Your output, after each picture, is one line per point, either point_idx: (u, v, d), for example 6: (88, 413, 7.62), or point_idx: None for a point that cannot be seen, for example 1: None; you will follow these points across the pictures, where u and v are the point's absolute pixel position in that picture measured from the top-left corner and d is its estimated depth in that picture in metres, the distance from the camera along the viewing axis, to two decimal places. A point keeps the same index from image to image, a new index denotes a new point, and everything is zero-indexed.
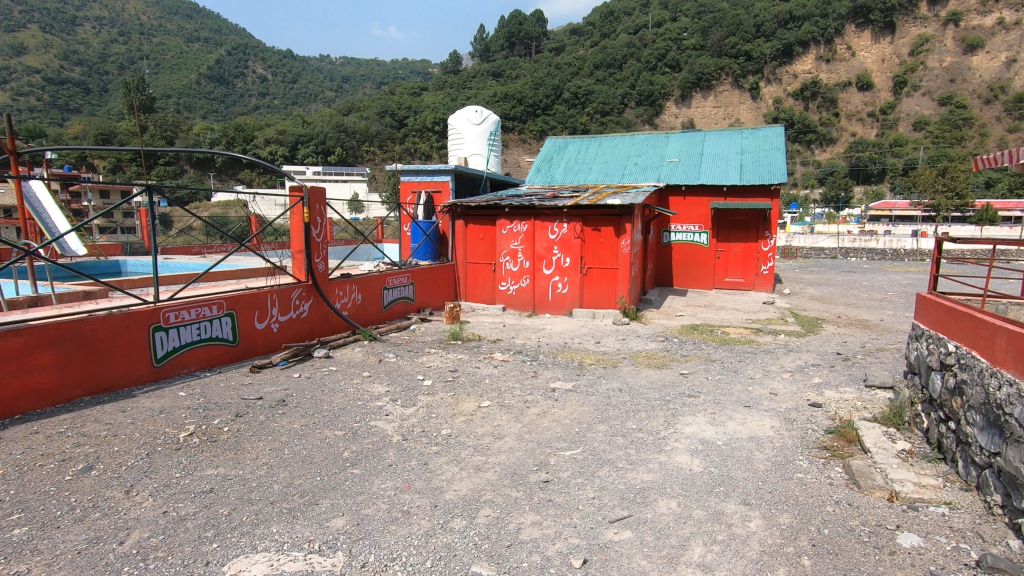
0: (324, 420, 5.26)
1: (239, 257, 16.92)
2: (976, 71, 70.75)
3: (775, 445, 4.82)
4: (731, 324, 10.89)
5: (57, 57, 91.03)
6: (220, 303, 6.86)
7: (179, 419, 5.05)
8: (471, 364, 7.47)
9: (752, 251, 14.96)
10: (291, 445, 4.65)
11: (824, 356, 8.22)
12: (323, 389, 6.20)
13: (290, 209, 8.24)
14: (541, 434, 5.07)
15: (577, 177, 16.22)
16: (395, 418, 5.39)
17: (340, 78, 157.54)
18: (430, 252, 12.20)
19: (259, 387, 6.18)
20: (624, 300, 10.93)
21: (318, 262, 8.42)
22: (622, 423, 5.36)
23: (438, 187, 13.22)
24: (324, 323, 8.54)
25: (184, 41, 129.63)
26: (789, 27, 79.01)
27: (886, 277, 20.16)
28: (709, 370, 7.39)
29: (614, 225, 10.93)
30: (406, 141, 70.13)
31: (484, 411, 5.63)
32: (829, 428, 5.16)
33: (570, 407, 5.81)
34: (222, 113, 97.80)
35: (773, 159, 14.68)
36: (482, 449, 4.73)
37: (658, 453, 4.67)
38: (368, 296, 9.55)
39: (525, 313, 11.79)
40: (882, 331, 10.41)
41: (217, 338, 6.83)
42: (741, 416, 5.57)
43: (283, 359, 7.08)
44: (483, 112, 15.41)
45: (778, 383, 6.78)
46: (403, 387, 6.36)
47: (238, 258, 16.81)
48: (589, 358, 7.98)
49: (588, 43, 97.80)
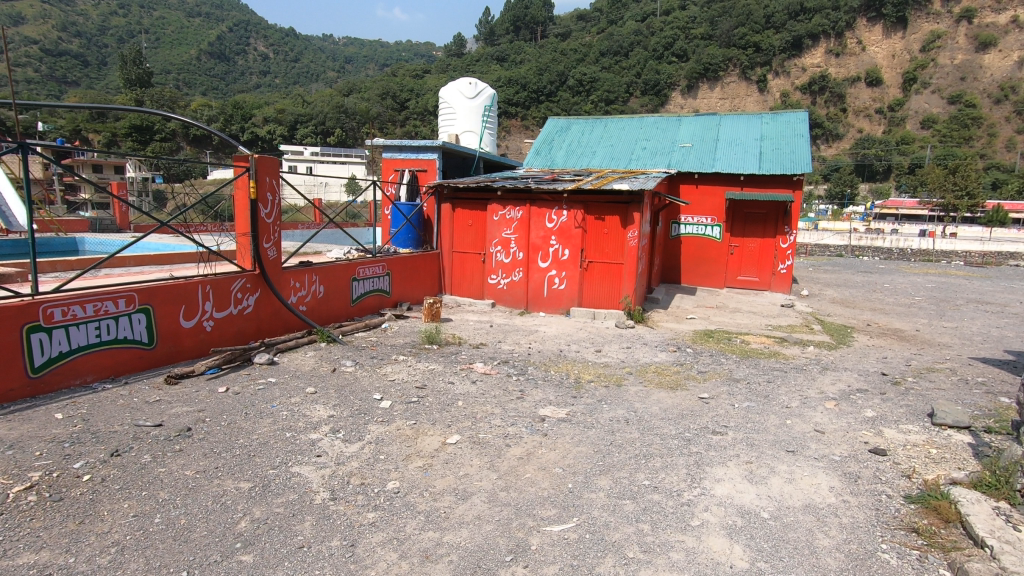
0: (233, 464, 3.88)
1: (175, 238, 15.49)
2: (988, 69, 68.93)
3: (844, 524, 3.50)
4: (750, 331, 9.53)
5: (56, 27, 88.07)
6: (131, 296, 5.47)
7: (25, 461, 3.69)
8: (443, 377, 6.12)
9: (769, 247, 13.56)
10: (164, 510, 3.29)
11: (868, 378, 6.84)
12: (248, 412, 4.86)
13: (234, 182, 6.83)
14: (523, 494, 3.74)
15: (579, 161, 14.80)
16: (328, 463, 4.01)
17: (341, 57, 153.48)
18: (411, 238, 10.75)
19: (167, 407, 4.84)
20: (629, 300, 9.57)
21: (267, 247, 7.04)
22: (630, 475, 4.04)
23: (423, 166, 11.83)
24: (275, 320, 7.19)
25: (185, 17, 127.04)
26: (800, 18, 76.88)
27: (903, 279, 18.87)
28: (735, 395, 6.00)
29: (621, 214, 9.56)
30: (407, 124, 67.52)
31: (450, 452, 4.29)
32: (909, 494, 3.86)
33: (562, 449, 4.46)
34: (222, 90, 95.53)
35: (797, 147, 13.26)
36: (437, 520, 3.38)
37: (683, 533, 3.33)
38: (333, 289, 8.21)
39: (517, 310, 10.44)
40: (923, 345, 9.08)
41: (127, 341, 5.48)
42: (786, 468, 4.24)
43: (212, 367, 5.78)
44: (477, 85, 13.93)
45: (821, 416, 5.43)
46: (353, 411, 5.01)
47: (162, 239, 15.32)
48: (587, 373, 6.61)
49: (595, 30, 95.64)
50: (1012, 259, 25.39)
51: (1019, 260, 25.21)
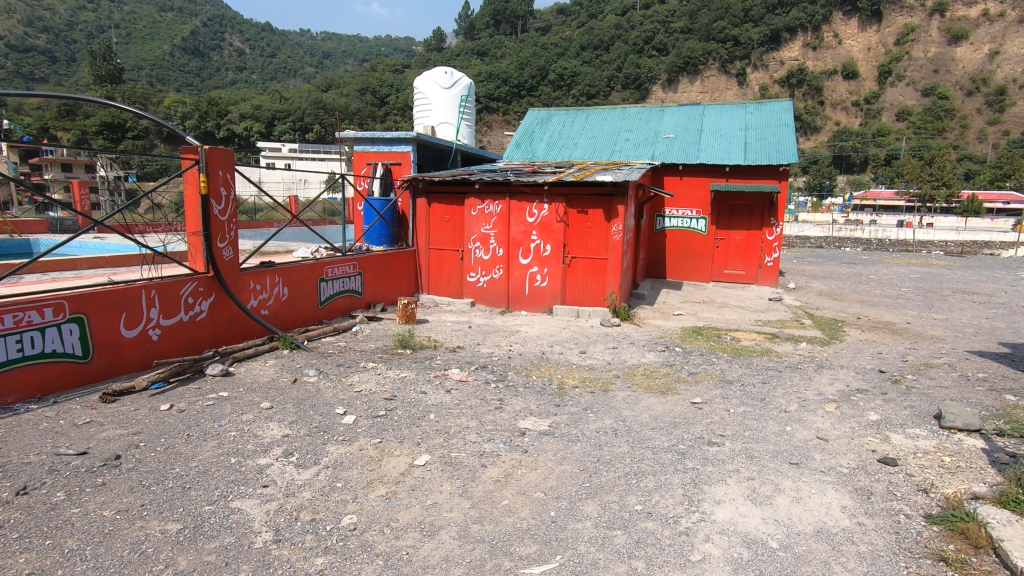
0: (163, 501, 3.35)
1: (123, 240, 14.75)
2: (960, 62, 70.04)
3: (863, 553, 3.08)
4: (740, 328, 9.15)
5: (22, 22, 84.90)
6: (60, 304, 4.88)
7: None
8: (415, 387, 5.60)
9: (756, 240, 13.24)
10: (69, 565, 2.75)
11: (865, 376, 6.49)
12: (191, 434, 4.30)
13: (182, 176, 6.21)
14: (499, 526, 3.26)
15: (561, 153, 14.32)
16: (275, 496, 3.48)
17: (320, 53, 150.97)
18: (384, 235, 10.21)
19: (96, 430, 4.28)
20: (614, 297, 9.17)
21: (222, 247, 6.44)
22: (620, 499, 3.59)
23: (397, 159, 11.28)
24: (232, 326, 6.61)
25: (157, 11, 123.53)
26: (777, 12, 77.18)
27: (888, 270, 18.76)
28: (729, 398, 5.59)
29: (605, 207, 9.12)
30: (387, 119, 66.59)
31: (417, 477, 3.80)
32: (929, 513, 3.47)
33: (545, 469, 3.98)
34: (197, 86, 93.11)
35: (782, 137, 12.94)
36: (396, 566, 2.88)
37: (683, 571, 2.88)
38: (299, 291, 7.65)
39: (497, 309, 9.96)
40: (916, 339, 8.80)
41: (57, 356, 4.90)
42: (792, 485, 3.82)
43: (156, 382, 5.21)
44: (454, 74, 13.34)
45: (822, 422, 5.05)
46: (311, 429, 4.50)
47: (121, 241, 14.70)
48: (571, 379, 6.13)
49: (575, 24, 95.08)
50: (988, 248, 25.56)
51: (994, 249, 25.36)
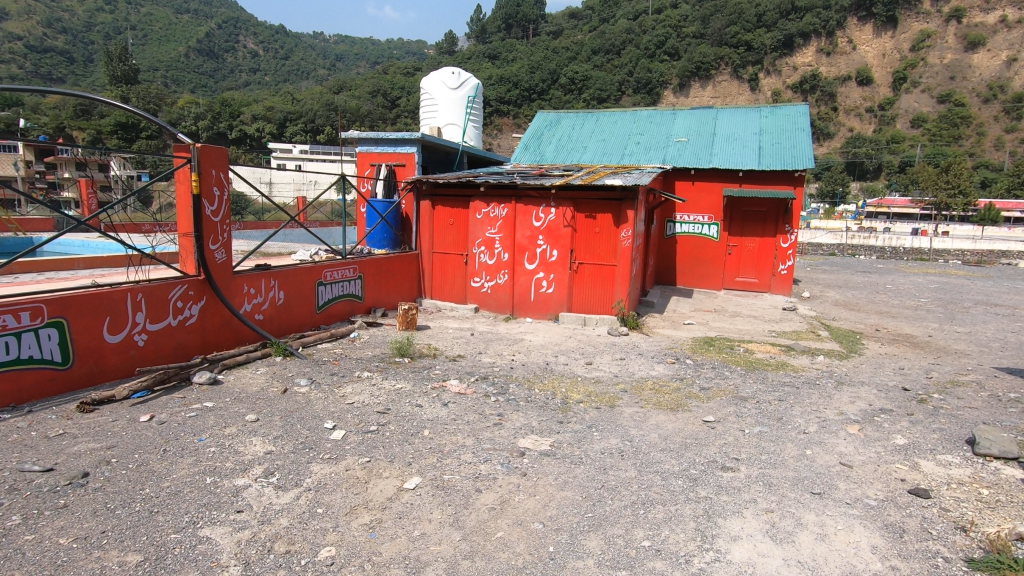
0: (126, 528, 3.07)
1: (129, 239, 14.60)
2: (976, 69, 69.06)
3: None
4: (753, 339, 8.78)
5: (41, 23, 85.87)
6: (38, 308, 4.63)
7: None
8: (410, 400, 5.28)
9: (769, 247, 12.84)
10: None
11: (889, 395, 6.10)
12: (167, 450, 4.02)
13: (173, 175, 5.96)
14: (492, 562, 2.96)
15: (570, 156, 14.03)
16: (249, 523, 3.19)
17: (332, 55, 151.69)
18: (386, 237, 9.89)
19: (69, 442, 4.02)
20: (622, 305, 8.81)
21: (214, 249, 6.20)
22: (626, 533, 3.27)
23: (400, 161, 11.06)
24: (223, 332, 6.35)
25: (174, 13, 124.79)
26: (790, 18, 76.43)
27: (904, 279, 18.28)
28: (743, 417, 5.25)
29: (613, 211, 8.80)
30: (397, 122, 66.76)
31: (406, 503, 3.50)
32: (970, 556, 3.12)
33: (544, 495, 3.67)
34: (210, 87, 93.73)
35: (798, 141, 12.57)
36: None
37: None
38: (295, 295, 7.40)
39: (501, 315, 9.66)
40: (939, 353, 8.38)
41: (36, 362, 4.67)
42: (815, 520, 3.47)
43: (139, 391, 4.97)
44: (460, 75, 13.15)
45: (845, 445, 4.68)
46: (297, 445, 4.21)
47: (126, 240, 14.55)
48: (575, 393, 5.80)
49: (587, 28, 94.78)
50: (1006, 258, 24.95)
51: (1012, 259, 24.76)
